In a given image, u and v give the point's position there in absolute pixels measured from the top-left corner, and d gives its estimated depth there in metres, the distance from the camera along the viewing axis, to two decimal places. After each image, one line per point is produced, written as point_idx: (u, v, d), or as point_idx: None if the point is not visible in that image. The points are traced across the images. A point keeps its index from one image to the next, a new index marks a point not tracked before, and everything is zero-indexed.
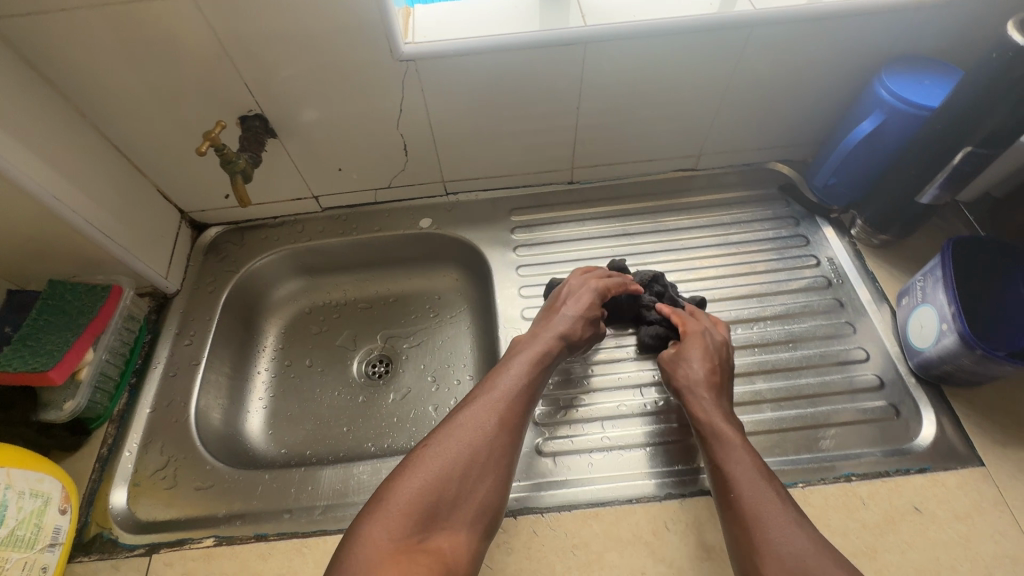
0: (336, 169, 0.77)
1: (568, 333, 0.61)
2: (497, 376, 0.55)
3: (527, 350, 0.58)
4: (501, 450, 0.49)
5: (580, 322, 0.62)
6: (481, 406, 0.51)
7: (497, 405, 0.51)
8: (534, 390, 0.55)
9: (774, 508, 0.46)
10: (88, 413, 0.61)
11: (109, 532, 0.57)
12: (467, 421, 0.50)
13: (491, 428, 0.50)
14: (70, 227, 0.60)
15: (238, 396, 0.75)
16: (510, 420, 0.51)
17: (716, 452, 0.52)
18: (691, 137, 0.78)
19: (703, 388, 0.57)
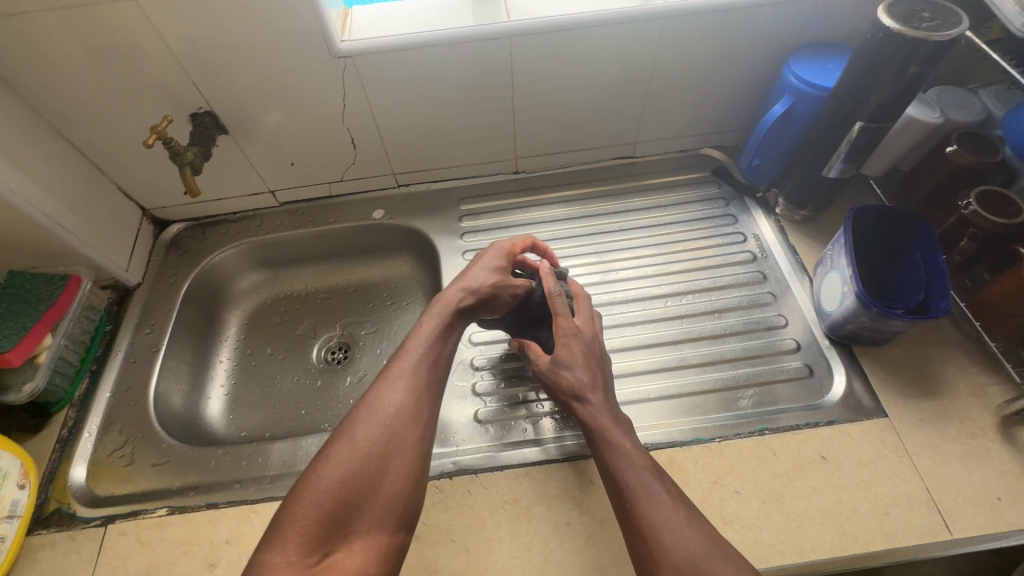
0: (289, 164, 0.80)
1: (479, 286, 0.63)
2: (396, 361, 0.56)
3: (424, 328, 0.59)
4: (406, 433, 0.51)
5: (484, 287, 0.63)
6: (384, 394, 0.53)
7: (398, 393, 0.53)
8: (436, 368, 0.57)
9: (664, 505, 0.48)
10: (49, 396, 0.64)
11: (67, 507, 0.60)
12: (366, 415, 0.51)
13: (394, 417, 0.52)
14: (29, 221, 0.64)
15: (199, 383, 0.79)
16: (413, 402, 0.53)
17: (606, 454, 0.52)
18: (626, 125, 0.83)
19: (593, 394, 0.56)
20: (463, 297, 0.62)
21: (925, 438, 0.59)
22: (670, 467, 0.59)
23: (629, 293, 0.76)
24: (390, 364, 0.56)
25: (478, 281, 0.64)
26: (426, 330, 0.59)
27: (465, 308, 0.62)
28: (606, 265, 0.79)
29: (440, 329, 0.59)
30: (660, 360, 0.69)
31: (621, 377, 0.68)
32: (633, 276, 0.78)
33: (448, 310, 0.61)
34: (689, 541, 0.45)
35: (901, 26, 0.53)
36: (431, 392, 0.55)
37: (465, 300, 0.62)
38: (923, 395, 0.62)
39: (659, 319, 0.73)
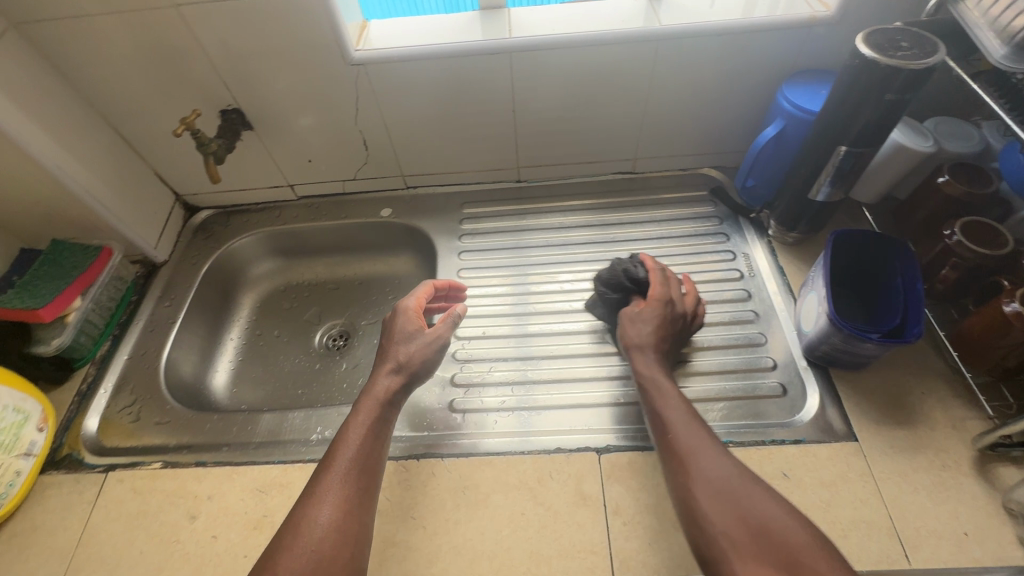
0: (306, 161, 0.87)
1: (404, 362, 0.64)
2: (323, 473, 0.54)
3: (348, 433, 0.57)
4: (337, 555, 0.48)
5: (407, 365, 0.64)
6: (312, 511, 0.50)
7: (327, 510, 0.51)
8: (368, 473, 0.55)
9: (696, 437, 0.52)
10: (73, 353, 0.71)
11: (77, 453, 0.66)
12: (293, 539, 0.48)
13: (325, 533, 0.49)
14: (73, 196, 0.72)
15: (209, 356, 0.85)
16: (343, 516, 0.51)
17: (656, 403, 0.57)
18: (626, 141, 0.86)
19: (650, 347, 0.63)
20: (390, 381, 0.62)
21: (895, 466, 0.59)
22: (629, 469, 0.60)
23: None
24: (317, 480, 0.53)
25: (401, 357, 0.64)
26: (356, 432, 0.57)
27: (392, 393, 0.62)
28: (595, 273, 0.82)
29: (369, 428, 0.58)
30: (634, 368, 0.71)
31: (594, 380, 0.70)
32: None
33: (374, 403, 0.60)
34: (770, 514, 0.45)
35: (877, 53, 0.54)
36: (364, 500, 0.53)
37: (393, 384, 0.62)
38: (898, 423, 0.61)
39: None
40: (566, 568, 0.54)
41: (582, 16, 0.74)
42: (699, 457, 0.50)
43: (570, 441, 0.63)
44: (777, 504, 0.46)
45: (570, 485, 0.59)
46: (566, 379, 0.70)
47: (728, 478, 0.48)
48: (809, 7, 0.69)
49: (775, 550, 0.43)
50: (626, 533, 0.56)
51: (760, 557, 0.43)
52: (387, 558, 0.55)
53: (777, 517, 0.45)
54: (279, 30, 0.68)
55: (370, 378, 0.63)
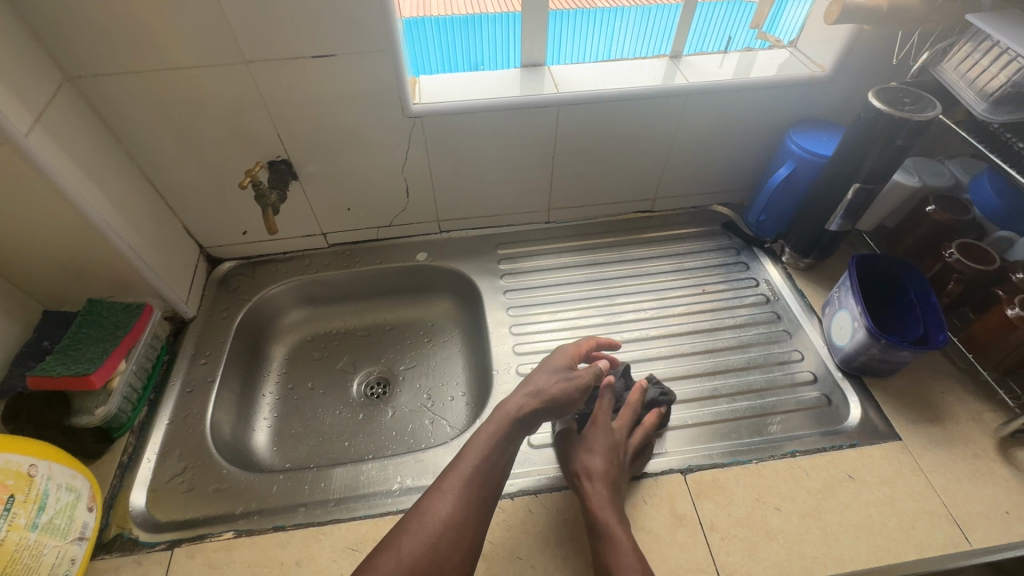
0: (345, 209, 0.87)
1: (543, 389, 0.61)
2: (453, 470, 0.56)
3: (479, 441, 0.58)
4: (452, 553, 0.50)
5: (547, 391, 0.61)
6: (435, 503, 0.53)
7: (448, 507, 0.53)
8: (491, 481, 0.56)
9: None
10: (114, 421, 0.66)
11: (129, 532, 0.60)
12: (415, 525, 0.51)
13: (443, 528, 0.51)
14: (116, 252, 0.68)
15: (246, 415, 0.81)
16: (462, 518, 0.52)
17: (603, 546, 0.54)
18: (648, 184, 0.94)
19: (602, 480, 0.59)
20: (525, 401, 0.60)
21: (937, 459, 0.66)
22: (715, 487, 0.63)
23: (623, 335, 0.83)
24: (446, 474, 0.55)
25: (541, 384, 0.62)
26: (489, 438, 0.58)
27: (527, 413, 0.59)
28: (642, 317, 0.85)
29: (500, 436, 0.58)
30: (692, 390, 0.75)
31: None
32: (659, 316, 0.85)
33: (509, 419, 0.59)
34: None
35: (888, 107, 0.65)
36: (482, 507, 0.54)
37: (528, 405, 0.60)
38: (930, 421, 0.70)
39: (686, 354, 0.80)
40: None
41: (615, 74, 0.82)
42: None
43: (653, 464, 0.66)
44: None
45: (665, 508, 0.61)
46: None
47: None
48: (808, 68, 0.81)
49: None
50: (726, 548, 0.59)
51: None
52: None
53: None
54: (343, 85, 0.70)
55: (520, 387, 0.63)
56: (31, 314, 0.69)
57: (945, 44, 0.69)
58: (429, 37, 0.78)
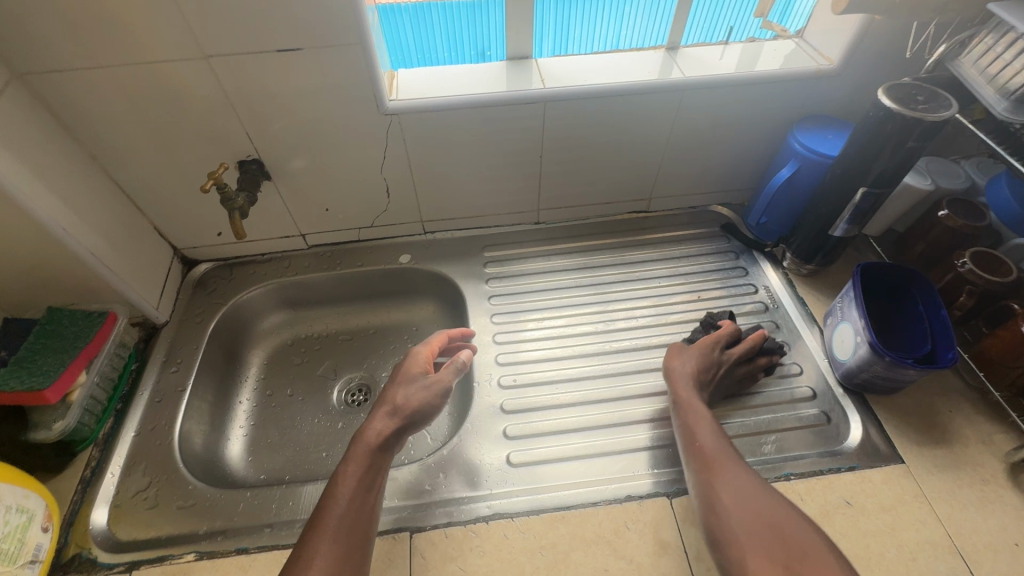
0: (324, 210, 0.83)
1: (402, 406, 0.63)
2: (317, 523, 0.53)
3: (339, 487, 0.56)
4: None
5: (402, 408, 0.62)
6: (300, 574, 0.49)
7: (319, 565, 0.49)
8: (362, 525, 0.54)
9: (725, 455, 0.59)
10: (76, 435, 0.63)
11: (87, 552, 0.58)
12: None
13: None
14: (76, 259, 0.65)
15: (219, 424, 0.78)
16: (337, 571, 0.49)
17: (687, 419, 0.63)
18: (642, 183, 0.89)
19: (693, 379, 0.67)
20: (384, 424, 0.61)
21: (943, 484, 0.62)
22: None
23: (615, 344, 0.78)
24: (310, 531, 0.52)
25: (398, 400, 0.63)
26: (350, 481, 0.56)
27: (385, 438, 0.60)
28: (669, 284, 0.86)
29: (359, 480, 0.56)
30: None
31: (646, 422, 0.69)
32: (651, 324, 0.81)
33: (367, 448, 0.59)
34: (745, 487, 0.55)
35: (899, 106, 0.60)
36: (357, 554, 0.52)
37: (388, 427, 0.61)
38: (936, 442, 0.65)
39: None
40: None
41: (606, 67, 0.77)
42: (725, 469, 0.57)
43: (638, 487, 0.62)
44: (748, 479, 0.56)
45: (648, 535, 0.58)
46: (619, 422, 0.69)
47: (753, 490, 0.55)
48: (814, 60, 0.76)
49: (781, 542, 0.51)
50: None
51: (767, 548, 0.50)
52: None
53: (748, 488, 0.55)
54: (313, 80, 0.66)
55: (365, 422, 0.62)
56: None
57: (965, 36, 0.63)
58: (435, 21, 0.74)
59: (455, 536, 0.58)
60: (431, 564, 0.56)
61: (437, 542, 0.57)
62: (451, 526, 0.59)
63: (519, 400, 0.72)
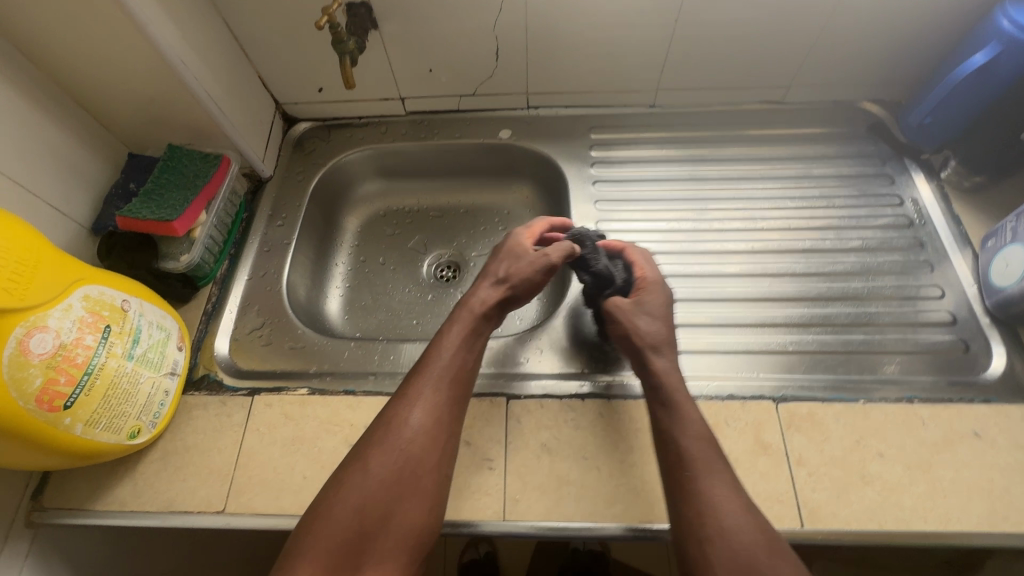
0: (427, 71, 0.78)
1: (509, 275, 0.61)
2: (420, 373, 0.54)
3: (443, 341, 0.56)
4: (423, 458, 0.50)
5: (510, 278, 0.60)
6: (403, 414, 0.52)
7: (417, 414, 0.52)
8: (460, 383, 0.55)
9: (704, 467, 0.47)
10: (198, 271, 0.67)
11: (214, 375, 0.64)
12: (384, 436, 0.51)
13: (413, 436, 0.51)
14: (192, 96, 0.64)
15: (320, 281, 0.81)
16: (432, 421, 0.52)
17: (666, 416, 0.51)
18: (785, 65, 0.76)
19: (664, 346, 0.55)
20: (489, 294, 0.60)
21: None
22: (809, 420, 0.57)
23: (728, 246, 0.71)
24: (410, 381, 0.54)
25: (502, 273, 0.61)
26: (451, 340, 0.56)
27: (491, 308, 0.59)
28: (810, 179, 0.76)
29: (463, 340, 0.56)
30: (800, 315, 0.66)
31: (754, 326, 0.65)
32: (776, 228, 0.72)
33: (471, 315, 0.58)
34: (722, 501, 0.45)
35: None
36: (453, 411, 0.53)
37: (491, 297, 0.59)
38: None
39: (799, 274, 0.69)
40: None
41: None
42: (700, 478, 0.46)
43: (741, 388, 0.60)
44: (731, 494, 0.46)
45: (749, 434, 0.56)
46: (725, 324, 0.65)
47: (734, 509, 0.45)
48: None
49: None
50: (812, 485, 0.54)
51: None
52: (564, 497, 0.54)
53: (726, 505, 0.45)
54: None
55: (469, 291, 0.61)
56: (116, 155, 0.69)
57: None
58: None
59: (552, 407, 0.59)
60: (527, 429, 0.58)
61: (534, 411, 0.59)
62: (548, 398, 0.59)
63: None
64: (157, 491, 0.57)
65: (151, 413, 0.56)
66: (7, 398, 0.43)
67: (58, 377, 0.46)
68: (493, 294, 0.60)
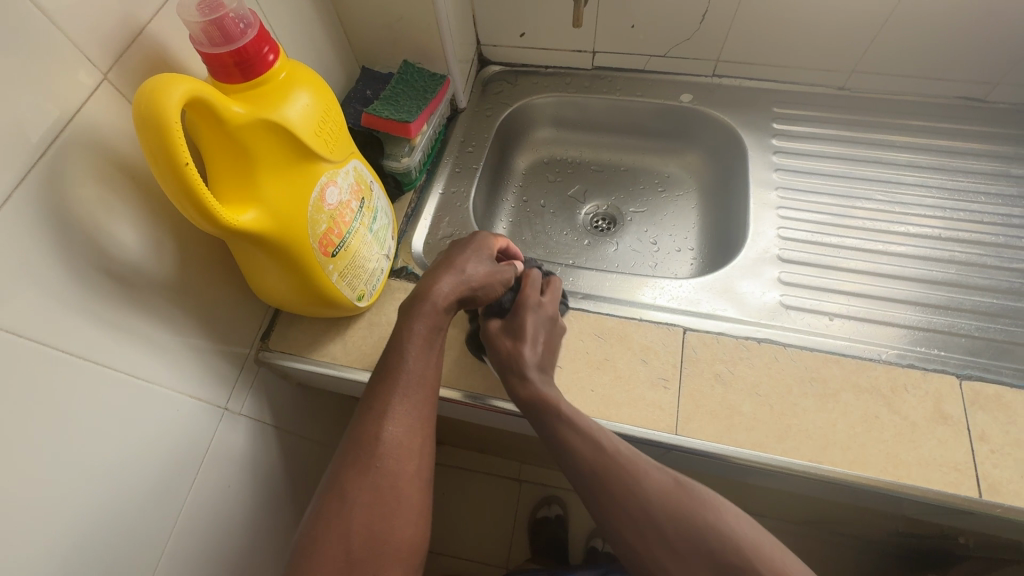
0: (629, 27, 0.82)
1: (471, 277, 0.58)
2: (386, 384, 0.53)
3: (400, 342, 0.54)
4: (403, 470, 0.50)
5: (474, 280, 0.58)
6: (375, 430, 0.51)
7: (391, 428, 0.51)
8: (427, 385, 0.54)
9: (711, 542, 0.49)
10: (406, 177, 0.75)
11: (412, 268, 0.72)
12: (362, 456, 0.50)
13: (393, 451, 0.51)
14: (435, 20, 0.72)
15: (491, 210, 0.88)
16: (407, 431, 0.52)
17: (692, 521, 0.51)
18: (999, 61, 0.75)
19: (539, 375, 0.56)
20: (450, 288, 0.57)
21: None
22: (995, 401, 0.57)
23: (912, 229, 0.71)
24: (377, 394, 0.53)
25: (467, 270, 0.58)
26: (415, 347, 0.54)
27: (452, 301, 0.57)
28: (1007, 178, 0.74)
29: (424, 342, 0.55)
30: (988, 304, 0.65)
31: (936, 307, 0.65)
32: (966, 220, 0.71)
33: (465, 287, 0.57)
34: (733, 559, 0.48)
35: None
36: (425, 414, 0.53)
37: (455, 292, 0.57)
38: None
39: (988, 266, 0.68)
40: (926, 477, 0.53)
41: None
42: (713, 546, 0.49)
43: (922, 361, 0.60)
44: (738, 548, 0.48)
45: (929, 403, 0.57)
46: (904, 302, 0.66)
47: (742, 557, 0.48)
48: None
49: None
50: (995, 462, 0.54)
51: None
52: (736, 425, 0.57)
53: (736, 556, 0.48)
54: None
55: (429, 277, 0.58)
56: (351, 68, 0.79)
57: None
58: None
59: (728, 345, 0.62)
60: (702, 359, 0.61)
61: (710, 344, 0.62)
62: (725, 335, 0.62)
63: (809, 257, 0.70)
64: (363, 354, 0.65)
65: (371, 283, 0.65)
66: (307, 234, 0.51)
67: (334, 228, 0.54)
68: (488, 274, 0.59)
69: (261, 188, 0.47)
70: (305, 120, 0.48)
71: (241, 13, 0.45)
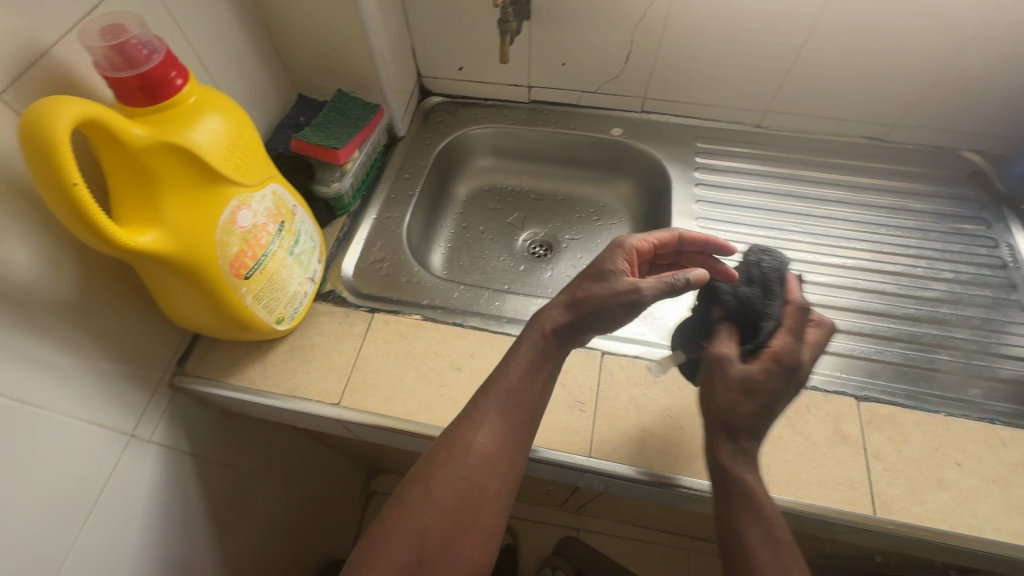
0: (559, 64, 0.87)
1: (580, 300, 0.56)
2: (484, 397, 0.53)
3: (511, 360, 0.54)
4: (485, 485, 0.50)
5: (576, 298, 0.56)
6: (465, 437, 0.51)
7: (480, 439, 0.51)
8: (524, 410, 0.53)
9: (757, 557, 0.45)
10: (337, 202, 0.76)
11: (339, 292, 0.72)
12: (446, 459, 0.50)
13: (475, 461, 0.50)
14: (367, 52, 0.74)
15: (429, 236, 0.89)
16: (496, 448, 0.51)
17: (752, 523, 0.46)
18: (893, 106, 0.81)
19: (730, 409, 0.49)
20: (558, 315, 0.56)
21: None
22: (889, 421, 0.60)
23: (820, 258, 0.76)
24: (473, 403, 0.53)
25: (578, 293, 0.57)
26: (519, 365, 0.54)
27: (558, 327, 0.56)
28: (904, 211, 0.80)
29: (530, 363, 0.54)
30: (887, 328, 0.69)
31: (839, 332, 0.69)
32: (868, 250, 0.76)
33: (574, 307, 0.56)
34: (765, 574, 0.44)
35: None
36: (518, 438, 0.52)
37: (562, 318, 0.56)
38: None
39: (887, 292, 0.72)
40: (825, 495, 0.55)
41: None
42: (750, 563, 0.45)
43: (825, 383, 0.63)
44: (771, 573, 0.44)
45: (829, 423, 0.59)
46: None
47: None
48: None
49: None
50: (889, 479, 0.56)
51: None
52: (647, 446, 0.58)
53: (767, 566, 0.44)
54: None
55: (545, 305, 0.58)
56: (287, 95, 0.80)
57: None
58: None
59: (643, 368, 0.63)
60: (618, 381, 0.62)
61: (626, 367, 0.63)
62: (641, 359, 0.64)
63: None
64: (283, 378, 0.64)
65: (293, 306, 0.64)
66: (215, 256, 0.51)
67: (247, 251, 0.54)
68: (626, 292, 0.55)
69: (167, 210, 0.47)
70: (214, 144, 0.49)
71: (144, 39, 0.46)
